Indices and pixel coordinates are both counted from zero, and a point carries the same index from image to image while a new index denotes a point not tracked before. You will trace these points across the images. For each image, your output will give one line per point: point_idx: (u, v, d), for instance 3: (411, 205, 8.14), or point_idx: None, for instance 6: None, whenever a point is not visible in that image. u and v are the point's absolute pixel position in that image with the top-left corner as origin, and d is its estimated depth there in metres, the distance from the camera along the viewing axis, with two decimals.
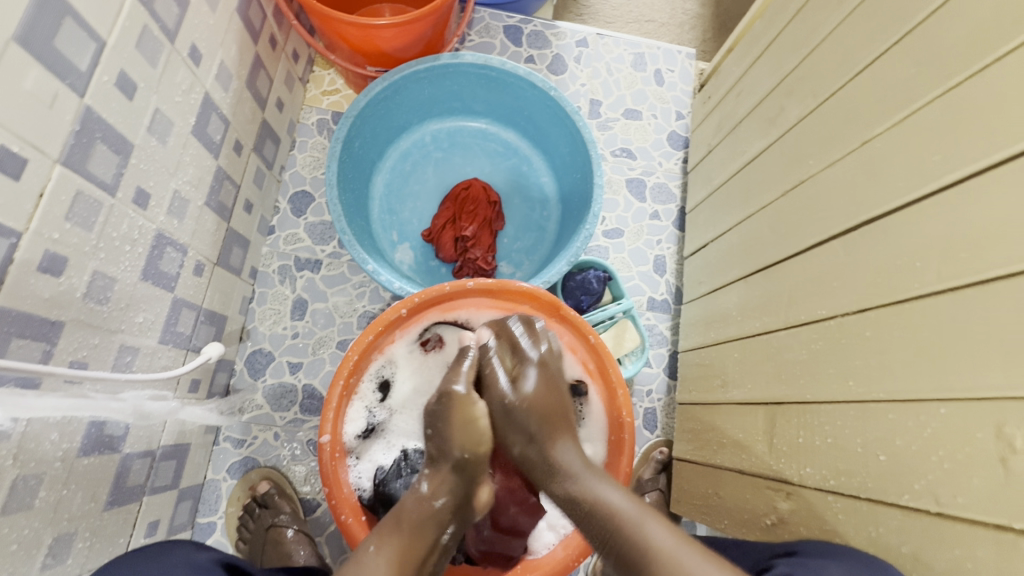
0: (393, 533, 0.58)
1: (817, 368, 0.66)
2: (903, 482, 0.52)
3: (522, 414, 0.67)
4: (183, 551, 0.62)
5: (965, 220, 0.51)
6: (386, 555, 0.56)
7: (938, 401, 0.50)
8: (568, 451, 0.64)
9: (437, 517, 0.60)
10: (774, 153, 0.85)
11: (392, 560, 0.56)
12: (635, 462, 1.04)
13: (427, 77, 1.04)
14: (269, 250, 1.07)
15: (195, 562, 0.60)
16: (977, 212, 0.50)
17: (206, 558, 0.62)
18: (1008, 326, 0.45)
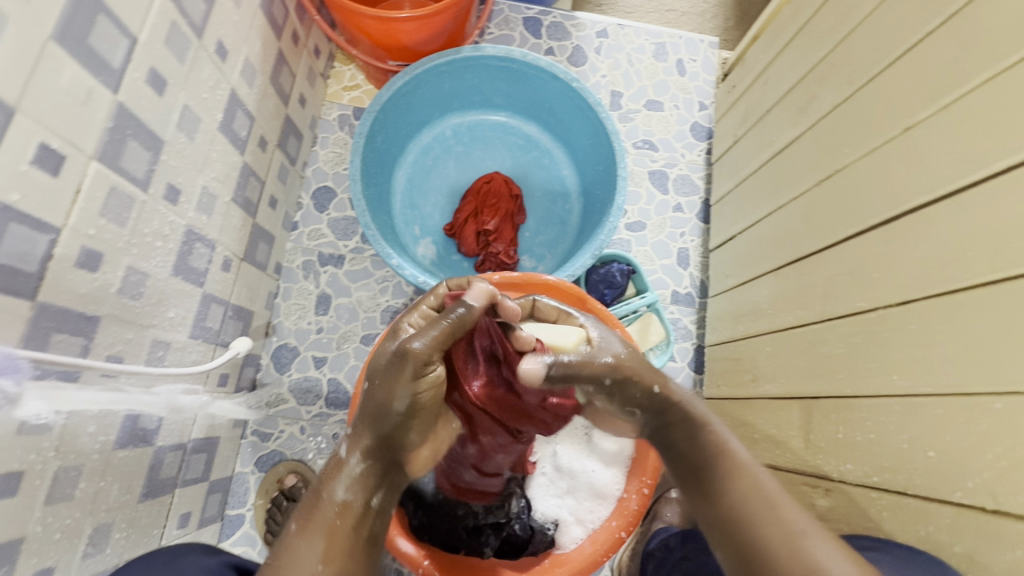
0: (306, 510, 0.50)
1: (856, 362, 0.64)
2: (955, 480, 0.50)
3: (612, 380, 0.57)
4: (194, 557, 0.63)
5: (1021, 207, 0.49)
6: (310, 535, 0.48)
7: (992, 396, 0.48)
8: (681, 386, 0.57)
9: (362, 483, 0.52)
10: (806, 142, 0.83)
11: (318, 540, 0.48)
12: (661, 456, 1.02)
13: (448, 71, 1.04)
14: (293, 246, 1.08)
15: (204, 565, 0.62)
16: None
17: (216, 561, 0.64)
18: None
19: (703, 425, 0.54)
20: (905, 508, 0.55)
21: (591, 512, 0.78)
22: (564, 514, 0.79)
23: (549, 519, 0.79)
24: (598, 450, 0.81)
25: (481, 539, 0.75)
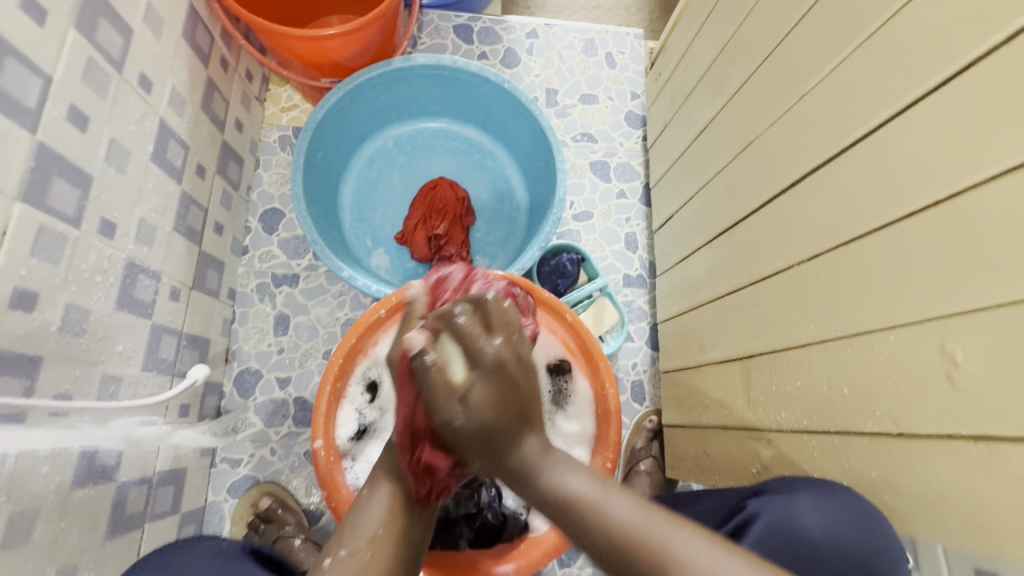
0: (384, 477, 0.63)
1: (781, 318, 0.68)
2: (866, 411, 0.55)
3: (471, 433, 0.50)
4: (211, 542, 0.64)
5: (894, 159, 0.54)
6: (381, 495, 0.61)
7: (887, 329, 0.52)
8: (532, 442, 0.51)
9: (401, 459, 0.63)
10: (722, 119, 0.88)
11: (387, 497, 0.61)
12: (627, 433, 1.06)
13: (381, 83, 1.06)
14: (246, 270, 1.08)
15: (222, 549, 0.63)
16: (902, 152, 0.53)
17: (234, 545, 0.65)
18: (934, 250, 0.48)
19: (537, 471, 0.50)
20: (833, 446, 0.60)
21: None
22: None
23: (520, 505, 0.82)
24: (562, 433, 0.85)
25: (455, 531, 0.78)
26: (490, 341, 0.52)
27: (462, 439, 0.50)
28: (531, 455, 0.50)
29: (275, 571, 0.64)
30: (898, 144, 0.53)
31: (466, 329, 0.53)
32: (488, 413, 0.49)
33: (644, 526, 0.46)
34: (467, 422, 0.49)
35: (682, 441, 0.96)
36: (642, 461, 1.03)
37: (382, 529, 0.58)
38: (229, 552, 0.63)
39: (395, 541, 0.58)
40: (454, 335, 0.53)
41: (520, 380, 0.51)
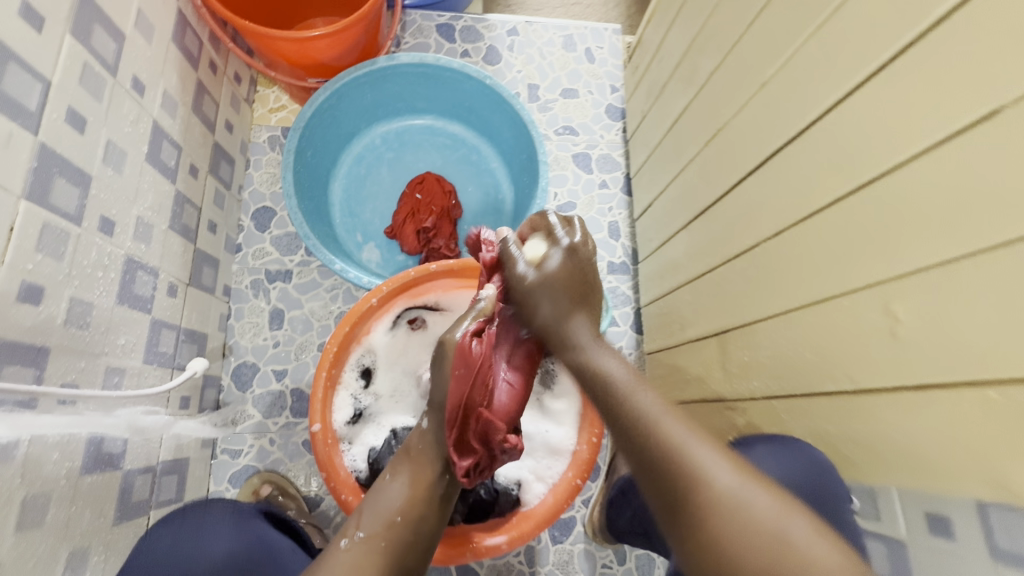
0: (405, 462, 0.67)
1: (751, 293, 0.73)
2: (825, 372, 0.59)
3: (544, 290, 0.68)
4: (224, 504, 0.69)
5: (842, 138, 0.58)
6: (400, 480, 0.65)
7: (840, 296, 0.57)
8: (584, 326, 0.66)
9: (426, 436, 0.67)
10: (694, 108, 0.92)
11: (406, 481, 0.65)
12: None
13: (367, 82, 1.09)
14: (240, 267, 1.11)
15: (238, 511, 0.68)
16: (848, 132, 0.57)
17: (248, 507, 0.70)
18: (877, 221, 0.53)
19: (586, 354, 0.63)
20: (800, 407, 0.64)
21: (549, 468, 0.85)
22: (526, 474, 0.86)
23: (512, 481, 0.85)
24: (550, 412, 0.89)
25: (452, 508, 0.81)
26: (572, 239, 0.72)
27: (533, 298, 0.68)
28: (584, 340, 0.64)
29: (285, 531, 0.70)
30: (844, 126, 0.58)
31: (554, 226, 0.74)
32: (557, 296, 0.67)
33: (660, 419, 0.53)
34: (544, 280, 0.68)
35: None
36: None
37: (402, 512, 0.62)
38: (246, 512, 0.68)
39: (415, 522, 0.62)
40: (541, 230, 0.75)
41: (588, 271, 0.70)
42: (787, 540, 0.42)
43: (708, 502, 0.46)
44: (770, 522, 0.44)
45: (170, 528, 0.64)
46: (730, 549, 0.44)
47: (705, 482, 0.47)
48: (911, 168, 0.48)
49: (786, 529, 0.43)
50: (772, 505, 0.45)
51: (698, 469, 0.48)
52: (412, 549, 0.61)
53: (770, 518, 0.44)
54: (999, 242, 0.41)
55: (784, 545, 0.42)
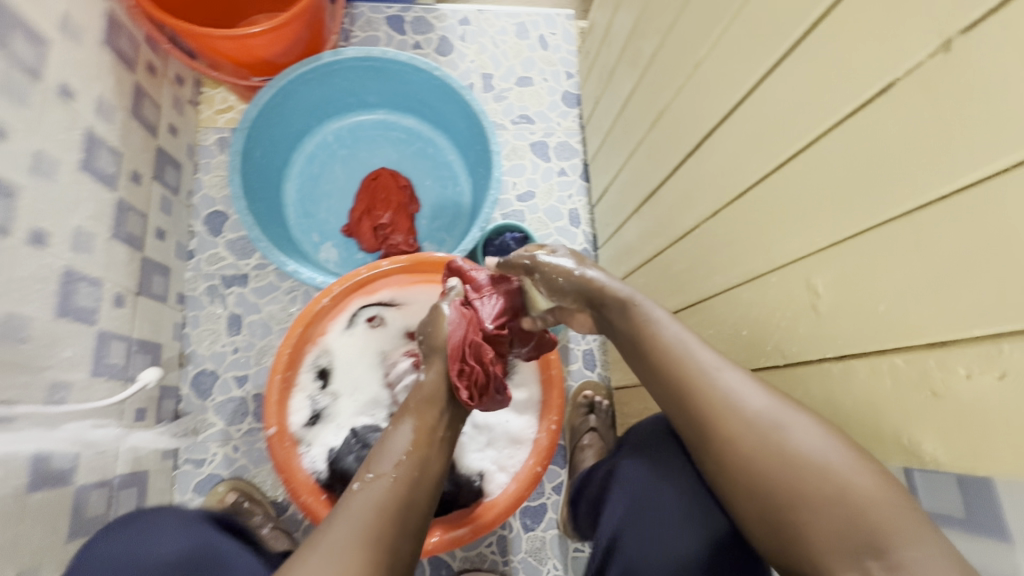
0: (406, 414, 0.69)
1: (695, 272, 0.73)
2: (761, 348, 0.61)
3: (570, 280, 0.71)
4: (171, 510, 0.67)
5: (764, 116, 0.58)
6: (403, 430, 0.67)
7: (770, 273, 0.57)
8: (623, 289, 0.67)
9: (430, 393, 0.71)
10: (640, 92, 0.92)
11: (408, 430, 0.67)
12: (567, 411, 1.09)
13: (314, 78, 1.07)
14: (193, 274, 1.09)
15: (185, 516, 0.66)
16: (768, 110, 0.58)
17: (196, 512, 0.68)
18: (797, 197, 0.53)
19: (632, 302, 0.65)
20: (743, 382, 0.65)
21: (511, 457, 0.87)
22: (488, 465, 0.87)
23: (475, 472, 0.86)
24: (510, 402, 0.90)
25: None
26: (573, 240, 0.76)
27: (568, 291, 0.71)
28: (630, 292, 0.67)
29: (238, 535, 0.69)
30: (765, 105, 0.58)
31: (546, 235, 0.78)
32: (584, 263, 0.72)
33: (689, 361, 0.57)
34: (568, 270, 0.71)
35: (629, 401, 1.01)
36: (585, 435, 1.03)
37: (405, 457, 0.64)
38: (194, 516, 0.67)
39: (418, 466, 0.64)
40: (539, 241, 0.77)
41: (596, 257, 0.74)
42: (814, 456, 0.48)
43: (737, 424, 0.52)
44: (797, 443, 0.49)
45: (111, 539, 0.62)
46: (762, 470, 0.50)
47: (735, 414, 0.52)
48: (825, 143, 0.49)
49: (812, 447, 0.48)
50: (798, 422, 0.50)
51: (728, 404, 0.53)
52: (422, 482, 0.64)
53: (799, 440, 0.49)
54: (899, 213, 0.42)
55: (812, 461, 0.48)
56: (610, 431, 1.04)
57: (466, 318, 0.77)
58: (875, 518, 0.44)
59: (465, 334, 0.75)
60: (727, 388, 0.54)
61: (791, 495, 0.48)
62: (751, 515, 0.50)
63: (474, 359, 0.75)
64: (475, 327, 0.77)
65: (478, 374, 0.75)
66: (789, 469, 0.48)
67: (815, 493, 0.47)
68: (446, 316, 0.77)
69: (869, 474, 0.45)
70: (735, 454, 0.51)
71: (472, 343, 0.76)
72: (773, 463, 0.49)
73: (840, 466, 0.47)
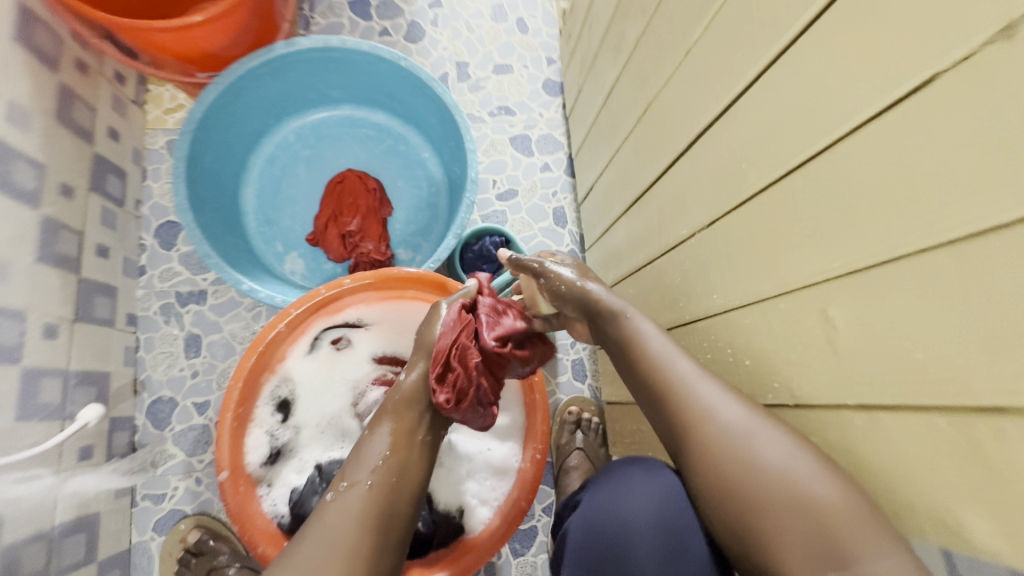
0: (384, 417, 0.60)
1: (690, 288, 0.65)
2: (766, 382, 0.53)
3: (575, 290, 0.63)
4: None
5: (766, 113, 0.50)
6: (381, 433, 0.59)
7: (776, 298, 0.49)
8: (626, 305, 0.61)
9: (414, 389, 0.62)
10: (625, 81, 0.82)
11: (388, 433, 0.59)
12: (553, 432, 1.03)
13: (267, 73, 0.97)
14: (145, 292, 1.00)
15: None
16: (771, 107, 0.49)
17: None
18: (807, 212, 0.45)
19: (623, 316, 0.59)
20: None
21: (493, 489, 0.79)
22: (468, 499, 0.79)
23: (453, 507, 0.78)
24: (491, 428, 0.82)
25: None
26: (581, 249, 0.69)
27: (573, 300, 0.63)
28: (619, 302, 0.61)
29: None
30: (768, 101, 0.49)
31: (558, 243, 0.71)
32: (587, 275, 0.65)
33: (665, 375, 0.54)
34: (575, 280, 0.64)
35: (622, 419, 0.94)
36: (571, 456, 0.98)
37: (383, 463, 0.56)
38: None
39: (398, 472, 0.57)
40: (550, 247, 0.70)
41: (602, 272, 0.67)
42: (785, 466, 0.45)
43: (708, 433, 0.50)
44: (771, 453, 0.46)
45: None
46: (729, 480, 0.48)
47: (706, 421, 0.50)
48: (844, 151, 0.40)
49: (779, 459, 0.46)
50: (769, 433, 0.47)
51: (699, 412, 0.51)
52: (401, 493, 0.56)
53: (773, 450, 0.46)
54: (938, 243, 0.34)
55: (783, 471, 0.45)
56: (599, 450, 0.99)
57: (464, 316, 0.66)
58: (838, 534, 0.41)
59: (456, 337, 0.64)
60: (701, 397, 0.51)
61: (762, 508, 0.45)
62: (723, 526, 0.49)
63: (461, 368, 0.63)
64: (469, 332, 0.65)
65: (462, 386, 0.62)
66: (760, 480, 0.46)
67: (786, 505, 0.44)
68: (442, 315, 0.66)
69: (840, 487, 0.42)
70: (707, 465, 0.49)
71: (460, 348, 0.63)
72: (744, 474, 0.47)
73: (808, 479, 0.44)
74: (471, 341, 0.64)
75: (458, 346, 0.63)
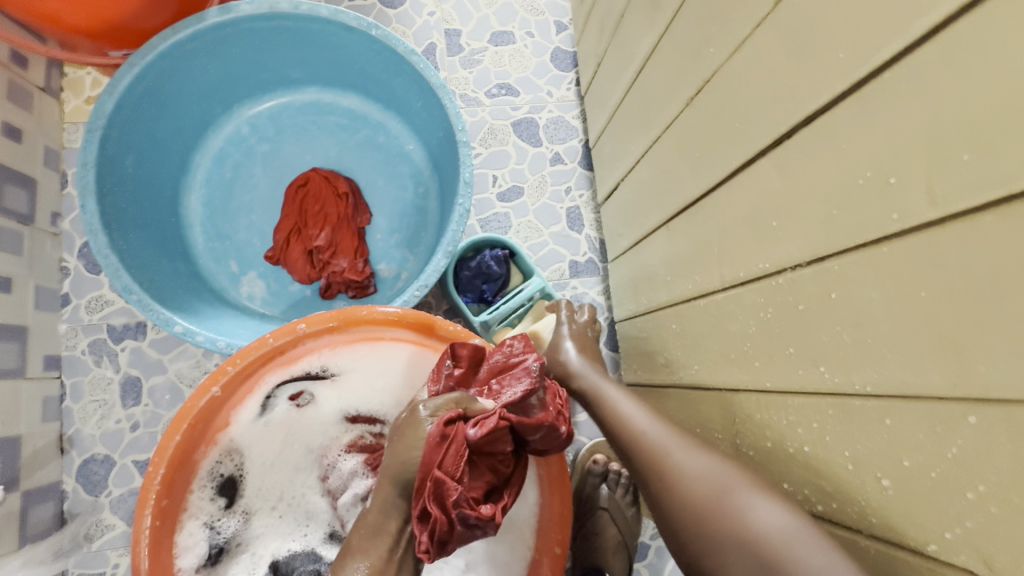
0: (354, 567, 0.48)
1: (772, 346, 0.46)
2: (927, 521, 0.35)
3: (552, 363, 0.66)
4: None
5: (948, 102, 0.29)
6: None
7: (962, 406, 0.31)
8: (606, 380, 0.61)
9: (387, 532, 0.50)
10: (664, 50, 0.61)
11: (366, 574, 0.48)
12: (572, 478, 0.87)
13: (200, 49, 0.76)
14: (70, 327, 0.82)
15: None
16: (960, 89, 0.29)
17: None
18: None
19: (593, 391, 0.60)
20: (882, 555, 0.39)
21: None
22: None
23: None
24: None
25: None
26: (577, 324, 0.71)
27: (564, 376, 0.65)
28: (590, 380, 0.61)
29: None
30: (956, 77, 0.29)
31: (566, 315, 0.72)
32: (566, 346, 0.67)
33: (622, 415, 0.56)
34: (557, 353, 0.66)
35: None
36: (596, 515, 0.82)
37: None
38: None
39: None
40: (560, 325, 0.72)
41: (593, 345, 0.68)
42: (726, 489, 0.46)
43: (663, 476, 0.50)
44: (710, 478, 0.47)
45: None
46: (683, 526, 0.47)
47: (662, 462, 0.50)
48: None
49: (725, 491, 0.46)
50: (716, 471, 0.47)
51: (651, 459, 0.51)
52: None
53: (707, 473, 0.48)
54: None
55: (725, 496, 0.46)
56: (627, 507, 0.83)
57: (452, 429, 0.49)
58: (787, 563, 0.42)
59: (443, 458, 0.48)
60: (650, 438, 0.52)
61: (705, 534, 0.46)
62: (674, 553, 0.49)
63: (447, 500, 0.47)
64: (459, 451, 0.48)
65: (447, 520, 0.47)
66: (700, 505, 0.47)
67: (723, 529, 0.45)
68: (427, 427, 0.50)
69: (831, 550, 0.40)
70: (656, 494, 0.50)
71: (447, 476, 0.47)
72: (688, 501, 0.48)
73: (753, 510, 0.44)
74: (461, 456, 0.48)
75: (444, 474, 0.47)
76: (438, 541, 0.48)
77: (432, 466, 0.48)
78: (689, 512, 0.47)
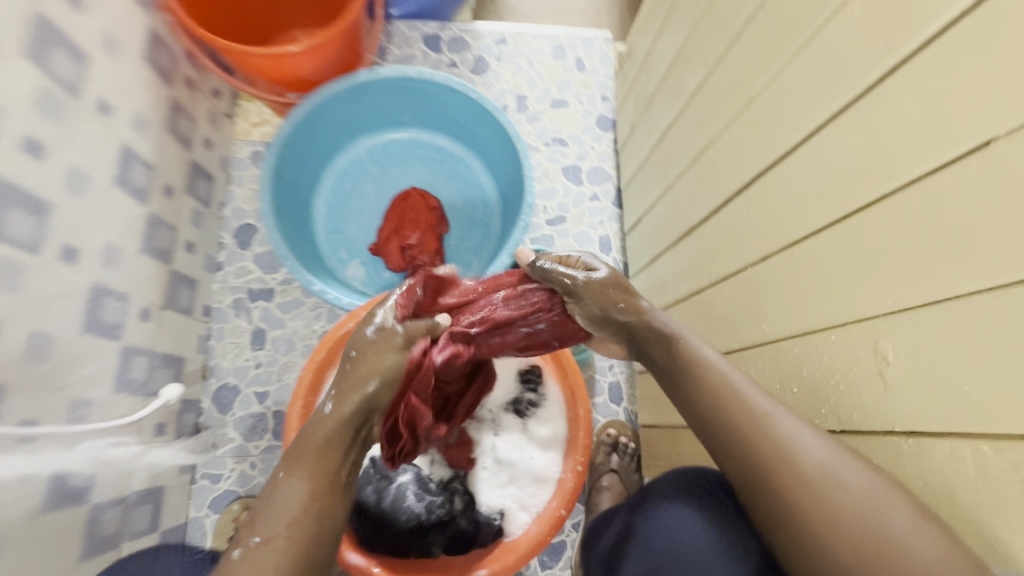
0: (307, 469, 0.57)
1: (738, 319, 0.69)
2: (814, 409, 0.57)
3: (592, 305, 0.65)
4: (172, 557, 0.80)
5: (821, 166, 0.55)
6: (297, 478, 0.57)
7: (828, 329, 0.54)
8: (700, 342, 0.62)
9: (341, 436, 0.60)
10: (681, 124, 0.88)
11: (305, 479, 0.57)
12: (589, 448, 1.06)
13: (347, 97, 1.06)
14: (220, 286, 1.08)
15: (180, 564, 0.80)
16: (826, 159, 0.54)
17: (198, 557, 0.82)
18: (850, 257, 0.51)
19: (676, 337, 0.63)
20: None
21: (534, 496, 0.83)
22: (509, 503, 0.83)
23: (494, 510, 0.82)
24: (533, 436, 0.86)
25: (429, 540, 0.76)
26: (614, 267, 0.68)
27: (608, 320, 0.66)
28: (669, 323, 0.64)
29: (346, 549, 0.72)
30: (824, 154, 0.54)
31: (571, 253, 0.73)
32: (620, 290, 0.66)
33: (741, 393, 0.57)
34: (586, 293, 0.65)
35: (659, 443, 0.97)
36: (602, 476, 1.01)
37: (303, 512, 0.55)
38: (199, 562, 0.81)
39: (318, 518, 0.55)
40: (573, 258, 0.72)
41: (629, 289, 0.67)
42: (865, 489, 0.48)
43: (790, 463, 0.52)
44: (856, 478, 0.49)
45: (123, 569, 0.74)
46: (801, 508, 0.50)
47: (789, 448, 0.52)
48: (903, 196, 0.45)
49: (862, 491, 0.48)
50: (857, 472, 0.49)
51: (776, 444, 0.53)
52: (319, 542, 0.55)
53: (850, 471, 0.49)
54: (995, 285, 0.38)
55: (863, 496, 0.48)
56: (631, 473, 1.03)
57: (424, 361, 0.65)
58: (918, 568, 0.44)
59: (411, 389, 0.64)
60: (780, 425, 0.54)
61: (818, 521, 0.50)
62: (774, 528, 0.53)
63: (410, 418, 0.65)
64: (425, 383, 0.65)
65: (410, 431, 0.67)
66: (838, 504, 0.49)
67: (848, 522, 0.48)
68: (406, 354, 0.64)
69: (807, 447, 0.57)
70: (774, 476, 0.52)
71: (414, 402, 0.65)
72: (808, 486, 0.51)
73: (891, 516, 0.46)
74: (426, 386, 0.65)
75: (412, 399, 0.64)
76: (409, 441, 0.68)
77: (400, 394, 0.64)
78: (809, 496, 0.50)
